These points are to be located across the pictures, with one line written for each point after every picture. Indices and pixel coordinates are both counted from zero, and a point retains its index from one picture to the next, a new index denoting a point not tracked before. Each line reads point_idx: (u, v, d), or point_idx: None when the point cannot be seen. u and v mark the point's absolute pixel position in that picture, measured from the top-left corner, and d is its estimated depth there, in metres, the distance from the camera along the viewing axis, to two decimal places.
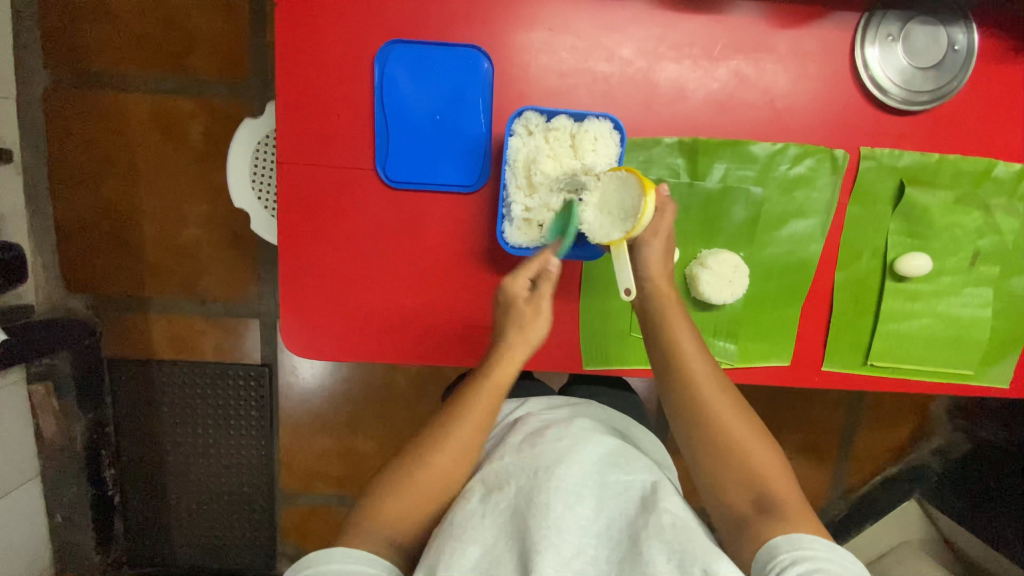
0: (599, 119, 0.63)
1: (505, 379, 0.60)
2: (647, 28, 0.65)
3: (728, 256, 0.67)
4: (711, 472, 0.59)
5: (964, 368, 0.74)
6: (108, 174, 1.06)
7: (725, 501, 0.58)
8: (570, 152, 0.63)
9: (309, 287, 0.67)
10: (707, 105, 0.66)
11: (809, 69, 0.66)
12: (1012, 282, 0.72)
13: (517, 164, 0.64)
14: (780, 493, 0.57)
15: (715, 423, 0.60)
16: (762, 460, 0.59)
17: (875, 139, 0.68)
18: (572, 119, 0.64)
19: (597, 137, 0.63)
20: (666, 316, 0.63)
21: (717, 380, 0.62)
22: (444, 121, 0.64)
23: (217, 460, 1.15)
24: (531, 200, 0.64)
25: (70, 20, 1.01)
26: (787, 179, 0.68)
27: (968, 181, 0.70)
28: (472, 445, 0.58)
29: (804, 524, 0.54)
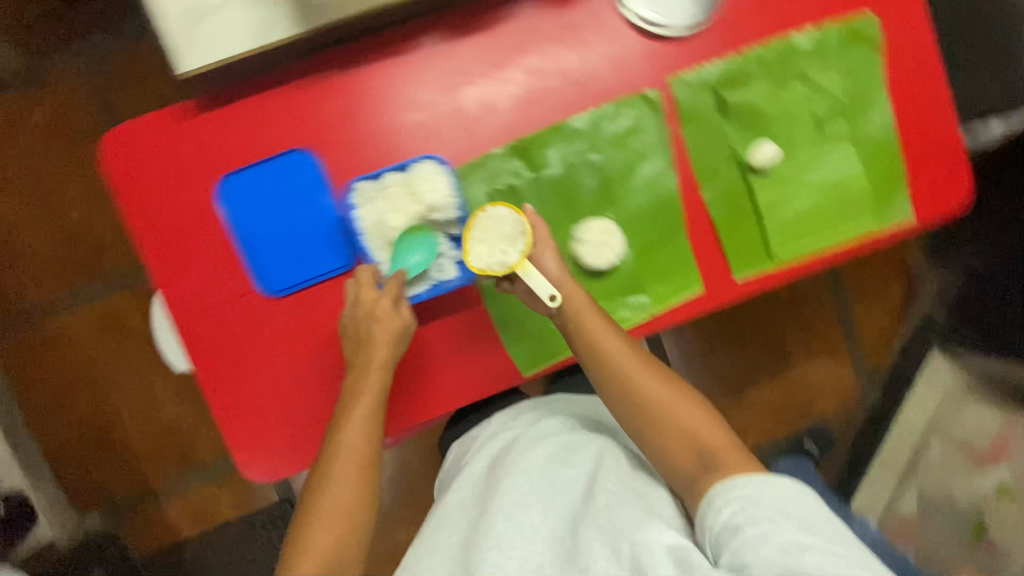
0: (422, 161, 0.65)
1: (382, 385, 0.67)
2: (434, 68, 0.70)
3: (596, 222, 0.72)
4: (661, 443, 0.68)
5: (863, 222, 0.76)
6: (70, 390, 1.12)
7: (674, 463, 0.68)
8: (410, 200, 0.65)
9: (244, 416, 0.70)
10: (518, 106, 0.71)
11: (588, 36, 0.71)
12: (864, 128, 0.75)
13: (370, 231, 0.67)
14: (715, 445, 0.67)
15: (649, 401, 0.69)
16: (691, 421, 0.69)
17: (675, 67, 0.73)
18: (399, 171, 0.66)
19: (426, 178, 0.65)
20: (580, 322, 0.68)
21: (637, 362, 0.70)
22: (298, 221, 0.69)
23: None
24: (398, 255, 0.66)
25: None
26: (616, 135, 0.73)
27: (777, 63, 0.73)
28: (363, 454, 0.66)
29: (738, 467, 0.64)
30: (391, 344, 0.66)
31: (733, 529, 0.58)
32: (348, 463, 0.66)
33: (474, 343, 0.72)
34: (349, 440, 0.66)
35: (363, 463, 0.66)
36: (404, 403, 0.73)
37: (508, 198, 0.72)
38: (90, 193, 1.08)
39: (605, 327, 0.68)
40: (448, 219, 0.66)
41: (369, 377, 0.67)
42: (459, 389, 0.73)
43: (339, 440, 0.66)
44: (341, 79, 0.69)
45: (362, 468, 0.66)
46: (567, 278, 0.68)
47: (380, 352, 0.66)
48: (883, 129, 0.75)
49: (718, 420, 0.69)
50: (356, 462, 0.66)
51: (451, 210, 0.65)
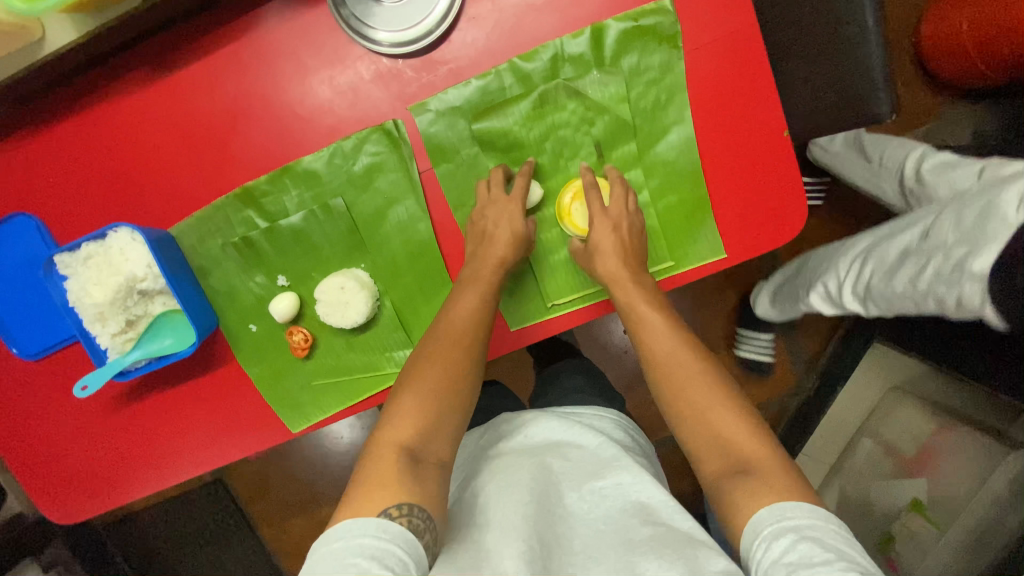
0: (116, 230, 0.60)
1: (481, 316, 0.61)
2: (146, 113, 0.63)
3: (333, 279, 0.65)
4: (685, 435, 0.56)
5: (660, 261, 0.65)
6: None
7: (699, 462, 0.55)
8: (109, 273, 0.61)
9: (37, 471, 0.72)
10: (242, 151, 0.64)
11: (310, 65, 0.62)
12: (658, 150, 0.62)
13: (77, 305, 0.62)
14: (750, 450, 0.52)
15: (683, 386, 0.57)
16: (736, 432, 0.54)
17: (416, 92, 0.62)
18: (95, 241, 0.61)
19: (123, 248, 0.60)
20: (635, 313, 0.60)
21: (686, 353, 0.59)
22: (29, 287, 0.66)
23: (229, 559, 1.52)
24: (111, 326, 0.63)
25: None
26: (357, 175, 0.64)
27: (540, 77, 0.60)
28: (445, 395, 0.57)
29: (782, 484, 0.49)
30: (512, 248, 0.61)
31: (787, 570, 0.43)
32: (430, 393, 0.56)
33: (233, 398, 0.70)
34: (423, 385, 0.57)
35: (456, 389, 0.58)
36: (174, 459, 0.72)
37: (247, 252, 0.66)
38: None
39: (657, 315, 0.60)
40: (158, 287, 0.62)
41: (466, 293, 0.61)
42: (223, 447, 0.71)
43: (417, 378, 0.57)
44: (55, 130, 0.64)
45: (447, 402, 0.57)
46: (623, 273, 0.61)
47: (498, 252, 0.61)
48: (680, 150, 0.62)
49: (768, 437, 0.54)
50: (439, 394, 0.56)
51: (157, 278, 0.62)
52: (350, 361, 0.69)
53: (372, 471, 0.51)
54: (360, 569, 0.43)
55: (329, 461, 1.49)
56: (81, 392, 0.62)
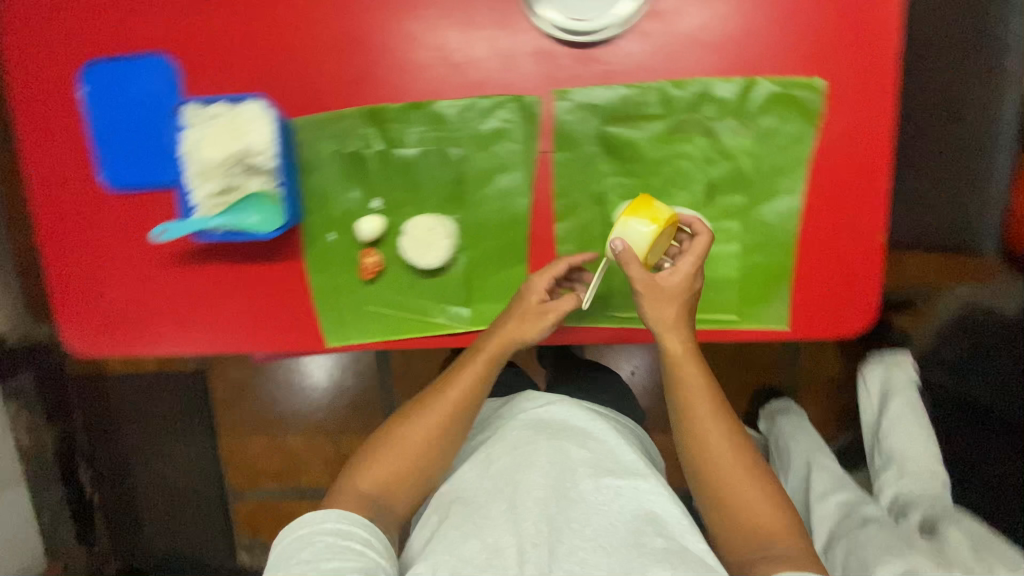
0: (251, 101, 0.63)
1: (487, 373, 0.69)
2: (314, 9, 0.66)
3: (424, 218, 0.68)
4: (714, 502, 0.64)
5: (724, 312, 0.67)
6: None
7: (722, 539, 0.64)
8: (229, 136, 0.63)
9: (75, 294, 0.74)
10: (386, 74, 0.67)
11: (479, 18, 0.64)
12: (763, 211, 0.65)
13: (186, 156, 0.64)
14: (771, 528, 0.62)
15: (711, 457, 0.65)
16: (762, 513, 0.63)
17: (567, 79, 0.65)
18: (229, 104, 0.64)
19: (251, 119, 0.63)
20: (688, 387, 0.65)
21: (720, 429, 0.65)
22: (143, 123, 0.68)
23: (178, 450, 1.52)
24: (209, 187, 0.65)
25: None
26: (481, 133, 0.66)
27: (682, 106, 0.64)
28: (419, 450, 0.68)
29: (793, 557, 0.60)
30: (531, 327, 0.65)
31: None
32: (409, 452, 0.68)
33: (282, 294, 0.72)
34: (406, 439, 0.68)
35: (433, 447, 0.69)
36: (205, 332, 0.73)
37: (355, 166, 0.69)
38: None
39: (708, 403, 0.65)
40: (267, 167, 0.64)
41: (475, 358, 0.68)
42: (257, 336, 0.73)
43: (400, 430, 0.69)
44: None
45: (419, 458, 0.68)
46: (679, 350, 0.64)
47: (513, 328, 0.66)
48: (782, 217, 0.65)
49: (785, 511, 0.63)
50: (418, 453, 0.68)
51: (270, 158, 0.63)
52: (404, 300, 0.71)
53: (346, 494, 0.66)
54: (325, 544, 0.60)
55: (306, 394, 1.50)
56: (162, 235, 0.64)
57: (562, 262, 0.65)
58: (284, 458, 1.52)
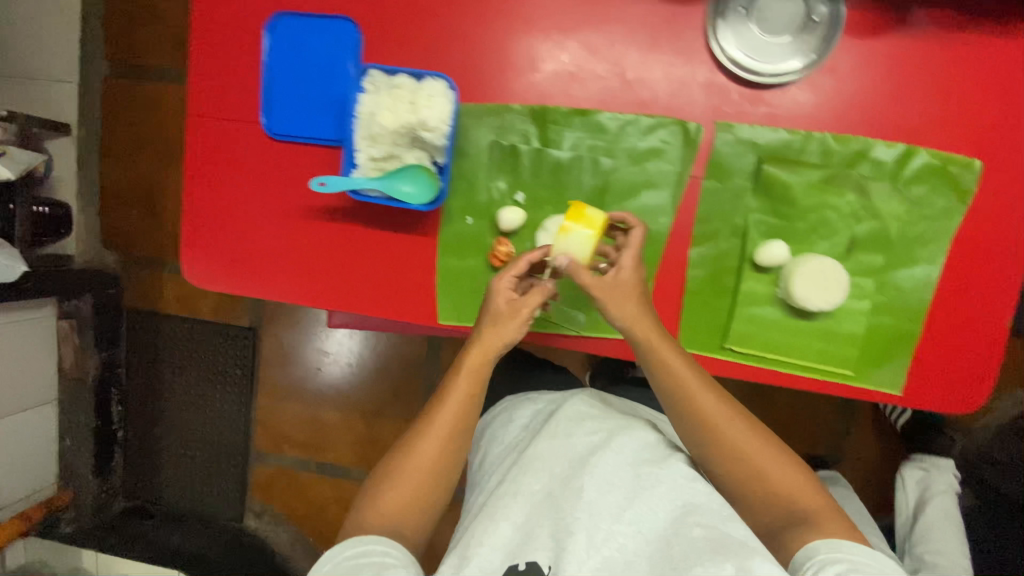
0: (435, 78, 0.66)
1: (481, 373, 0.68)
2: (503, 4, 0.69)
3: (566, 219, 0.69)
4: (738, 491, 0.64)
5: (840, 366, 0.68)
6: (141, 176, 1.47)
7: (752, 512, 0.64)
8: (408, 108, 0.66)
9: (208, 226, 0.78)
10: (557, 77, 0.69)
11: (660, 41, 0.67)
12: (898, 275, 0.66)
13: (360, 118, 0.68)
14: (806, 502, 0.62)
15: (725, 447, 0.64)
16: (792, 485, 0.62)
17: (733, 114, 0.67)
18: (413, 78, 0.67)
19: (431, 95, 0.66)
20: (680, 379, 0.64)
21: (724, 421, 0.64)
22: (317, 81, 0.72)
23: (211, 401, 1.53)
24: (376, 151, 0.69)
25: (136, 54, 1.41)
26: (637, 150, 0.68)
27: (840, 161, 0.66)
28: (431, 466, 0.66)
29: (833, 529, 0.59)
30: (516, 326, 0.66)
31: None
32: (417, 478, 0.66)
33: (406, 266, 0.75)
34: (416, 460, 0.66)
35: (445, 454, 0.67)
36: (324, 287, 0.77)
37: (507, 158, 0.71)
38: None
39: (707, 393, 0.64)
40: (434, 143, 0.68)
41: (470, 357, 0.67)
42: (375, 301, 0.76)
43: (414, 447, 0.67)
44: None
45: (432, 475, 0.66)
46: (659, 342, 0.64)
47: (502, 332, 0.67)
48: (916, 284, 0.66)
49: (814, 481, 0.63)
50: (431, 470, 0.66)
51: (440, 136, 0.67)
52: None
53: (366, 518, 0.65)
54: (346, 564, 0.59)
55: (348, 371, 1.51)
56: (318, 186, 0.67)
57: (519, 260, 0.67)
58: (313, 430, 1.52)
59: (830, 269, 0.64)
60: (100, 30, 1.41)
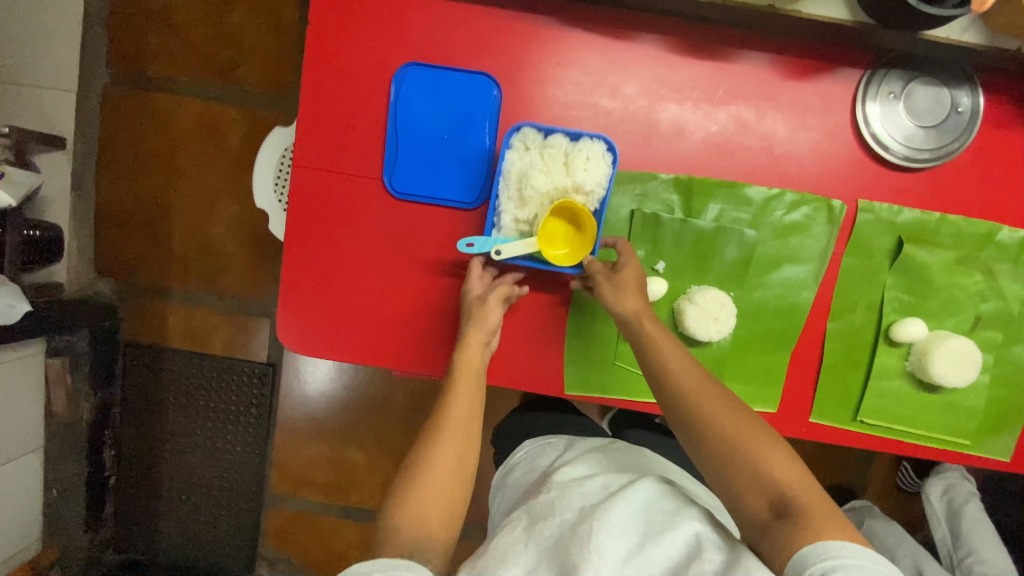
0: (593, 140, 0.66)
1: (475, 365, 0.67)
2: (653, 70, 0.67)
3: (715, 293, 0.68)
4: (724, 480, 0.55)
5: (960, 437, 0.71)
6: (144, 196, 1.32)
7: (740, 503, 0.54)
8: (563, 169, 0.65)
9: (310, 285, 0.71)
10: (705, 147, 0.68)
11: (809, 119, 0.68)
12: (1015, 350, 0.71)
13: (510, 177, 0.66)
14: (800, 495, 0.52)
15: (709, 417, 0.58)
16: (785, 471, 0.54)
17: (874, 193, 0.68)
18: (567, 138, 0.66)
19: (589, 157, 0.65)
20: (658, 343, 0.62)
21: (708, 386, 0.60)
22: (451, 140, 0.68)
23: (220, 443, 1.38)
24: (523, 212, 0.67)
25: (146, 62, 1.27)
26: (782, 224, 0.68)
27: (970, 242, 0.69)
28: (452, 477, 0.60)
29: (832, 525, 0.49)
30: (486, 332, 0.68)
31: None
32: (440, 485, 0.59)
33: (537, 331, 0.72)
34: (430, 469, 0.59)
35: (462, 471, 0.61)
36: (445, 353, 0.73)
37: (649, 227, 0.69)
38: (227, 35, 1.26)
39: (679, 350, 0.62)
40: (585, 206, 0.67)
41: (465, 354, 0.67)
42: (501, 369, 0.72)
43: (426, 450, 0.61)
44: (565, 31, 0.67)
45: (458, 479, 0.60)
46: (643, 312, 0.64)
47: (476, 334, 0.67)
48: None
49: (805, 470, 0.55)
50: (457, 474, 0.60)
51: (594, 199, 0.66)
52: None
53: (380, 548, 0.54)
54: None
55: (377, 410, 1.41)
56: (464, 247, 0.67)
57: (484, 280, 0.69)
58: (337, 470, 1.42)
59: (964, 347, 0.68)
60: (106, 35, 1.26)
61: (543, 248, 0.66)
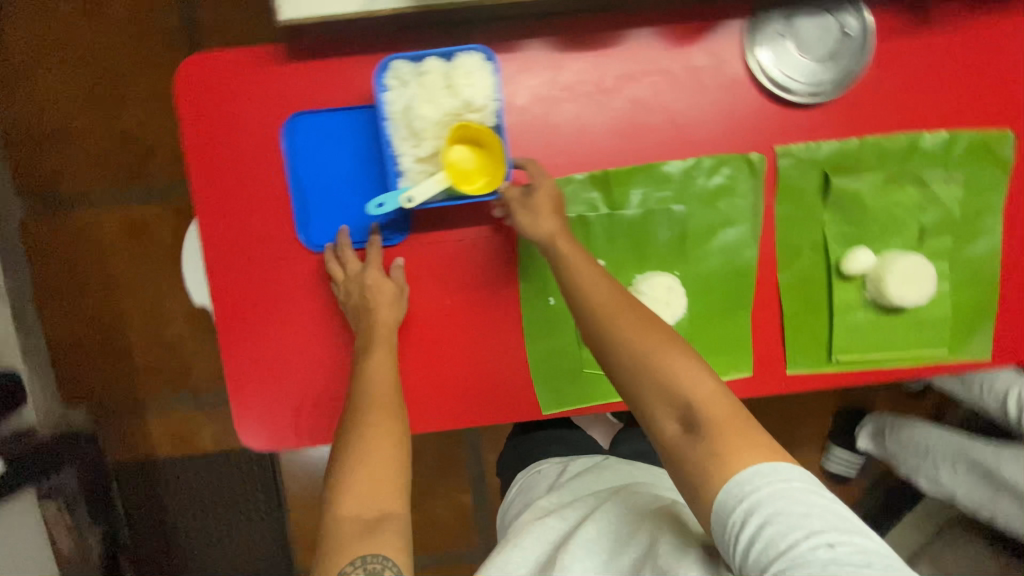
0: (468, 51, 0.58)
1: (389, 342, 0.66)
2: (539, 73, 0.65)
3: (661, 278, 0.67)
4: (641, 400, 0.55)
5: (937, 349, 0.71)
6: (90, 316, 1.29)
7: (655, 425, 0.54)
8: (447, 93, 0.59)
9: (259, 377, 0.69)
10: (611, 136, 0.66)
11: (705, 81, 0.66)
12: (969, 250, 0.70)
13: (394, 117, 0.59)
14: (714, 415, 0.52)
15: (624, 342, 0.56)
16: (699, 389, 0.53)
17: (788, 136, 0.67)
18: (442, 59, 0.59)
19: (470, 71, 0.58)
20: (568, 263, 0.59)
21: (626, 310, 0.57)
22: (356, 177, 0.66)
23: (239, 534, 1.36)
24: (422, 150, 0.59)
25: (54, 183, 1.24)
26: (707, 192, 0.67)
27: (895, 158, 0.68)
28: (389, 464, 0.60)
29: (744, 453, 0.49)
30: (393, 307, 0.66)
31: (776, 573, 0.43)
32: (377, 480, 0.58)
33: (497, 361, 0.70)
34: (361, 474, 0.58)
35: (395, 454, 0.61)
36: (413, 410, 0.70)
37: (579, 230, 0.67)
38: (127, 135, 1.22)
39: (591, 267, 0.59)
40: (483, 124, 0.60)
41: (373, 355, 0.65)
42: (473, 409, 0.70)
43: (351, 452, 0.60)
44: None
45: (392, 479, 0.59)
46: (552, 233, 0.60)
47: (381, 312, 0.65)
48: (987, 256, 0.70)
49: (726, 392, 0.54)
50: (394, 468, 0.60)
51: (490, 114, 0.59)
52: None
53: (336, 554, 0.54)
54: None
55: None
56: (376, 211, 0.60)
57: (342, 268, 0.66)
58: None
59: (916, 264, 0.67)
60: (7, 168, 1.23)
61: (457, 183, 0.60)
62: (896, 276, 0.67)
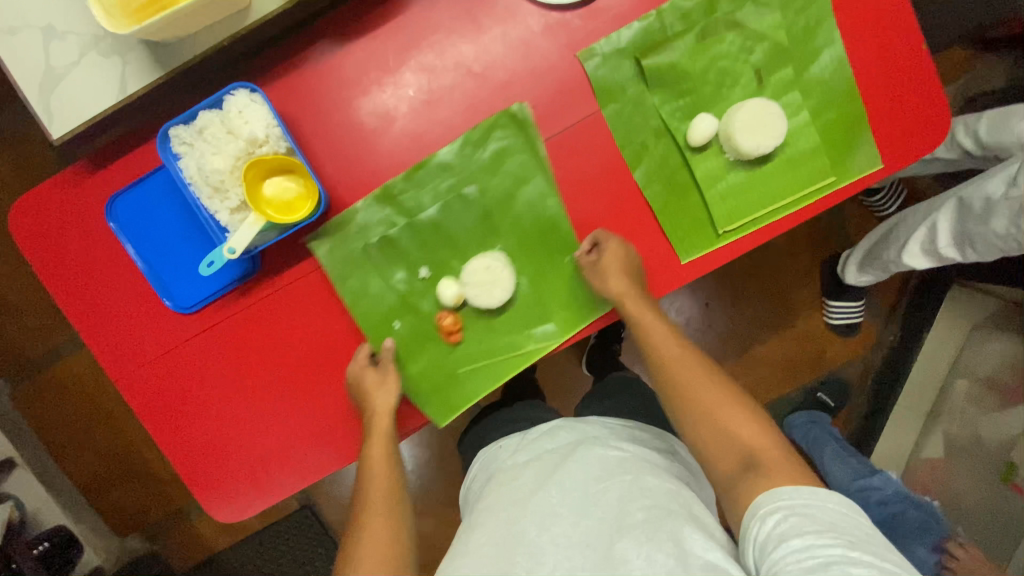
0: (234, 92, 0.59)
1: (388, 409, 0.65)
2: (322, 83, 0.65)
3: (477, 262, 0.66)
4: (698, 440, 0.60)
5: (822, 180, 0.68)
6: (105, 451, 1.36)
7: (711, 466, 0.59)
8: (229, 138, 0.59)
9: (204, 463, 0.71)
10: (416, 111, 0.66)
11: (481, 21, 0.65)
12: (813, 71, 0.66)
13: (194, 179, 0.60)
14: (765, 449, 0.57)
15: (685, 388, 0.62)
16: (751, 432, 0.58)
17: (584, 38, 0.65)
18: (214, 109, 0.60)
19: (241, 110, 0.59)
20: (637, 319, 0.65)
21: (696, 365, 0.64)
22: (190, 240, 0.66)
23: None
24: (231, 200, 0.61)
25: (25, 349, 1.32)
26: (486, 162, 0.66)
27: (699, 13, 0.65)
28: (394, 524, 0.61)
29: (788, 475, 0.54)
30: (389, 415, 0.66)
31: (778, 541, 0.49)
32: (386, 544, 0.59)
33: None
34: (372, 539, 0.59)
35: (395, 515, 0.62)
36: (352, 437, 0.70)
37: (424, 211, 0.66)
38: None
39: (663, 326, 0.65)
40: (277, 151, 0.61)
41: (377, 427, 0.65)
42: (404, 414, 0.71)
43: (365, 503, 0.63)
44: None
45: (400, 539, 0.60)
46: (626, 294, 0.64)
47: (382, 401, 0.65)
48: (834, 69, 0.66)
49: (777, 435, 0.59)
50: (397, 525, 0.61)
51: (277, 139, 0.60)
52: (492, 345, 0.68)
53: None
54: None
55: None
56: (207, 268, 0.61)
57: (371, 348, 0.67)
58: None
59: (757, 108, 0.64)
60: None
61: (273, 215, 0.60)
62: (742, 123, 0.64)
